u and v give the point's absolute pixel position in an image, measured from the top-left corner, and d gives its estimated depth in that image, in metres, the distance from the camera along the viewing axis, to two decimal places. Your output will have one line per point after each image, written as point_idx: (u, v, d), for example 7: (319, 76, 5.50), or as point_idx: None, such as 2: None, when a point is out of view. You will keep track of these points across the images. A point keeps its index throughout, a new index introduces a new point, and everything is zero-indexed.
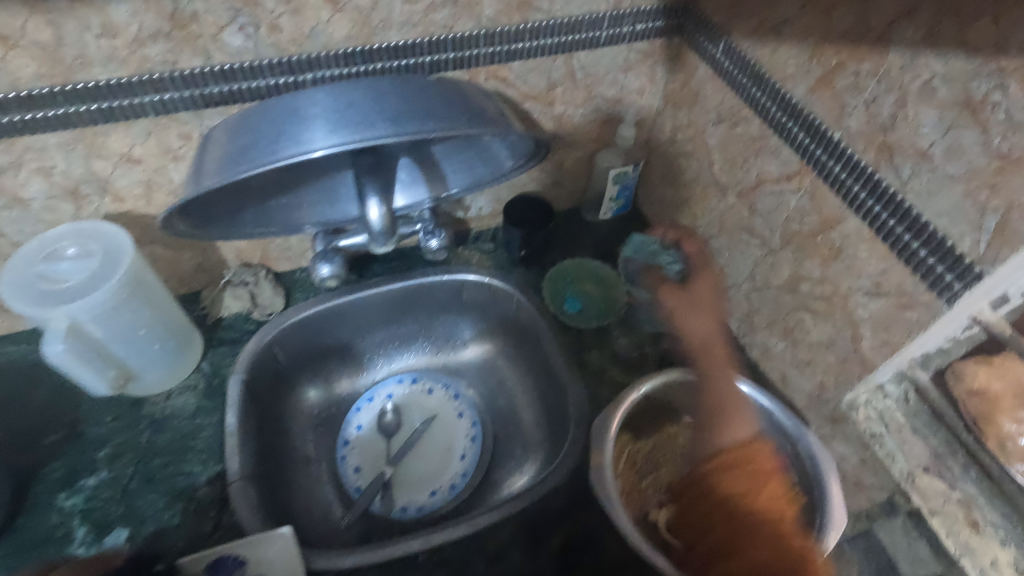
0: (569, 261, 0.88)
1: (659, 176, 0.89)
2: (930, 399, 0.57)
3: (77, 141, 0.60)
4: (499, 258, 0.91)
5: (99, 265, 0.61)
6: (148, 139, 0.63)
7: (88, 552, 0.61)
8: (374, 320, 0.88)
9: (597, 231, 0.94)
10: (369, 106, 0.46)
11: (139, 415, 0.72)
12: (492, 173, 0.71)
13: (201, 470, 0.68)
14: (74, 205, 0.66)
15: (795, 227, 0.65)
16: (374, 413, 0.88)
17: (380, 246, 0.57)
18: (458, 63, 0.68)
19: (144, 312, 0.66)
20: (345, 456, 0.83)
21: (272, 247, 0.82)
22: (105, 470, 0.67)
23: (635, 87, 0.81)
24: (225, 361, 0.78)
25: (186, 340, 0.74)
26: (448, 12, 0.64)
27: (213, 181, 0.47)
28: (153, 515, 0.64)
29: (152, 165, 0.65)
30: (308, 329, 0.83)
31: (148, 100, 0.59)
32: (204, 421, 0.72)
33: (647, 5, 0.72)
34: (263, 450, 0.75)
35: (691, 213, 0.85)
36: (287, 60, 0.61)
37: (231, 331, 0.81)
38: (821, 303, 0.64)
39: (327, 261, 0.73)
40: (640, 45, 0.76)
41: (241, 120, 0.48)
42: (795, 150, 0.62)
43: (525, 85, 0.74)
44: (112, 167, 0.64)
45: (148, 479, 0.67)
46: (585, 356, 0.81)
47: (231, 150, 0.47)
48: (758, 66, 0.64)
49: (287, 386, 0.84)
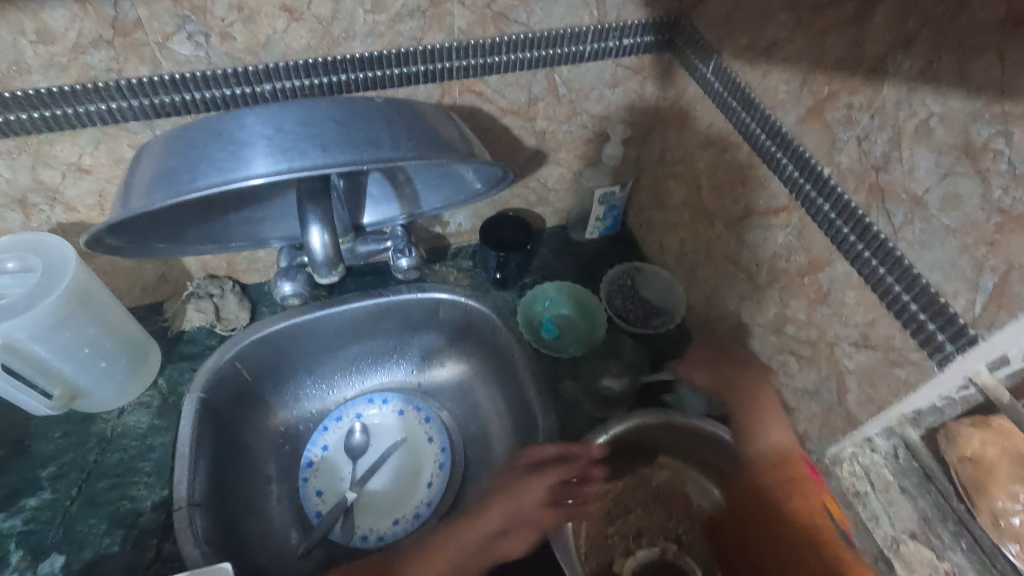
0: (550, 283, 0.84)
1: (648, 197, 0.85)
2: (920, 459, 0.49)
3: (20, 150, 0.58)
4: (477, 277, 0.87)
5: (39, 280, 0.59)
6: (98, 149, 0.60)
7: None
8: (344, 337, 0.85)
9: (582, 253, 0.90)
10: (305, 135, 0.44)
11: (89, 433, 0.69)
12: (463, 194, 0.68)
13: (148, 494, 0.65)
14: (23, 214, 0.63)
15: (782, 264, 0.61)
16: (341, 434, 0.85)
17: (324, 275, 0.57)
18: (428, 76, 0.64)
19: (88, 329, 0.65)
20: (307, 479, 0.80)
21: (239, 259, 0.79)
22: (48, 490, 0.65)
23: (623, 104, 0.77)
24: (183, 377, 0.75)
25: (138, 359, 0.72)
26: (416, 23, 0.60)
27: (137, 205, 0.44)
28: (92, 542, 0.62)
29: (104, 175, 0.62)
30: (273, 345, 0.80)
31: (93, 109, 0.56)
32: (155, 442, 0.69)
33: (634, 19, 0.68)
34: (217, 470, 0.72)
35: (679, 237, 0.80)
36: (242, 70, 0.58)
37: (192, 345, 0.78)
38: (807, 348, 0.60)
39: (288, 279, 0.68)
40: (627, 60, 0.72)
41: (171, 140, 0.46)
42: (783, 182, 0.57)
43: (503, 99, 0.70)
44: (61, 177, 0.61)
45: (91, 502, 0.64)
46: (559, 385, 0.77)
47: (159, 172, 0.45)
48: (748, 90, 0.60)
49: (251, 403, 0.81)
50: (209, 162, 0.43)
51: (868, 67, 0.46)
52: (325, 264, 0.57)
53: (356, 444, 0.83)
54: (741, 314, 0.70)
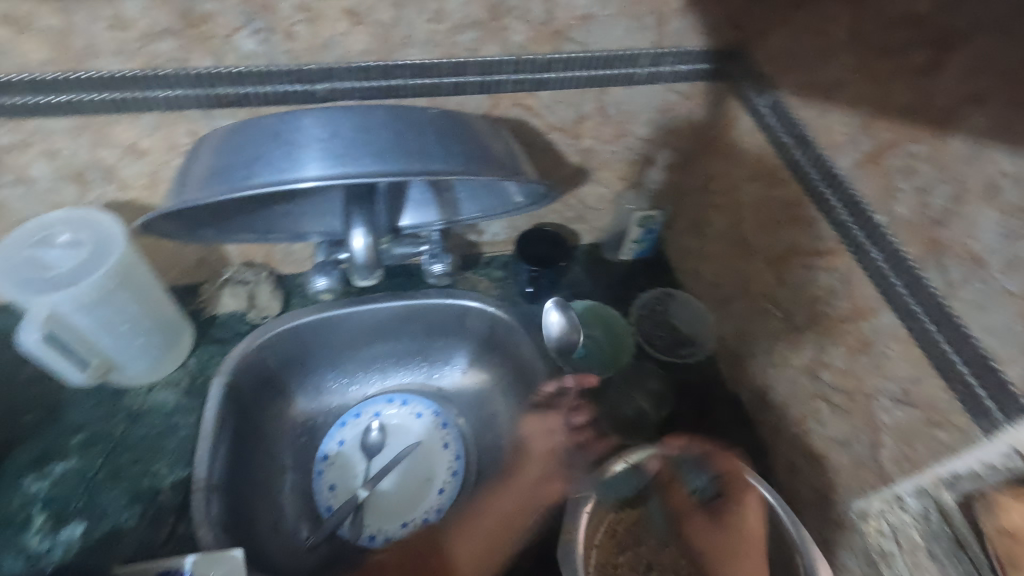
0: (582, 302, 0.83)
1: (687, 225, 0.84)
2: (954, 524, 0.45)
3: (83, 128, 0.60)
4: (507, 288, 0.87)
5: (89, 256, 0.60)
6: (156, 133, 0.62)
7: (43, 542, 0.61)
8: (371, 335, 0.86)
9: (614, 273, 0.90)
10: (360, 141, 0.45)
11: (119, 405, 0.71)
12: (501, 208, 0.69)
13: (169, 472, 0.67)
14: (78, 189, 0.65)
15: (822, 307, 0.59)
16: (359, 430, 0.85)
17: (364, 278, 0.57)
18: (481, 87, 0.64)
19: (131, 306, 0.65)
20: (321, 472, 0.81)
21: (278, 250, 0.81)
22: (75, 458, 0.67)
23: (671, 129, 0.76)
24: (213, 360, 0.77)
25: (172, 337, 0.73)
26: (474, 35, 0.60)
27: (191, 194, 0.45)
28: (112, 514, 0.63)
29: (158, 158, 0.64)
30: (301, 338, 0.81)
31: (155, 95, 0.58)
32: (180, 421, 0.71)
33: (692, 46, 0.67)
34: (236, 454, 0.73)
35: (715, 268, 0.79)
36: (300, 69, 0.59)
37: (224, 330, 0.79)
38: (841, 397, 0.58)
39: (324, 274, 0.70)
40: (680, 86, 0.71)
41: (230, 134, 0.47)
42: (833, 225, 0.56)
43: (552, 115, 0.70)
44: (118, 157, 0.63)
45: (114, 475, 0.66)
46: (580, 406, 0.76)
47: (215, 165, 0.46)
48: (804, 128, 0.59)
49: (274, 391, 0.82)
50: (264, 160, 0.44)
51: (935, 118, 0.44)
52: (365, 266, 0.58)
53: (371, 442, 0.84)
54: (773, 353, 0.68)
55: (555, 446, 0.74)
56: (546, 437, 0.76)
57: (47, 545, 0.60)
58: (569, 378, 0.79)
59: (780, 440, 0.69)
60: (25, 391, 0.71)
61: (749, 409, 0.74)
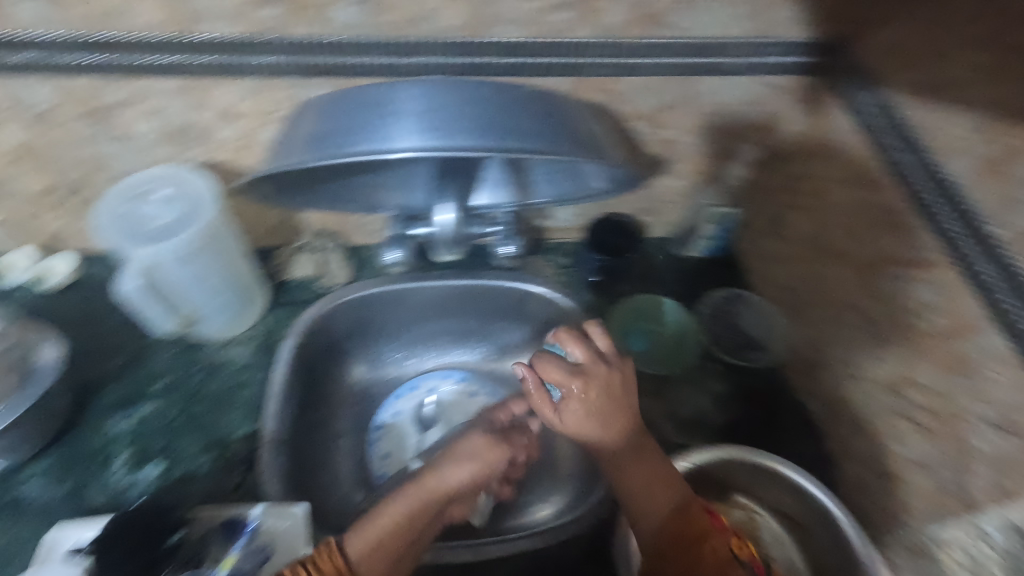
0: (645, 295, 0.82)
1: (764, 225, 0.81)
2: None
3: (185, 89, 0.62)
4: (570, 276, 0.87)
5: (187, 211, 0.64)
6: (251, 98, 0.64)
7: (124, 478, 0.65)
8: (432, 311, 0.87)
9: (682, 270, 0.87)
10: (463, 116, 0.45)
11: (196, 357, 0.75)
12: (578, 192, 0.69)
13: (239, 425, 0.70)
14: (175, 148, 0.68)
15: (914, 321, 0.56)
16: (413, 403, 0.87)
17: None
18: (568, 70, 0.63)
19: (217, 264, 0.69)
20: (376, 441, 0.83)
21: (350, 220, 0.83)
22: (155, 403, 0.71)
23: (757, 123, 0.73)
24: (283, 322, 0.79)
25: (247, 297, 0.76)
26: (568, 15, 0.59)
27: (297, 159, 0.47)
28: (185, 459, 0.67)
29: (250, 123, 0.66)
30: (366, 309, 0.83)
31: (255, 61, 0.60)
32: (251, 377, 0.74)
33: (791, 37, 0.64)
34: (302, 414, 0.76)
35: (792, 271, 0.76)
36: (394, 41, 0.59)
37: (294, 294, 0.82)
38: (927, 417, 0.55)
39: (396, 247, 0.80)
40: (773, 79, 0.68)
41: (335, 100, 0.48)
42: (936, 234, 0.53)
43: (636, 102, 0.69)
44: (214, 119, 0.66)
45: (189, 422, 0.69)
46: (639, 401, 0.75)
47: (320, 131, 0.47)
48: (912, 129, 0.55)
49: (337, 358, 0.85)
50: (369, 130, 0.45)
51: None
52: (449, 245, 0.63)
53: (425, 416, 0.85)
54: (851, 365, 0.65)
55: (488, 464, 0.63)
56: (482, 455, 0.63)
57: (129, 481, 0.64)
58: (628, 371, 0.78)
59: (849, 455, 0.66)
60: (112, 336, 0.75)
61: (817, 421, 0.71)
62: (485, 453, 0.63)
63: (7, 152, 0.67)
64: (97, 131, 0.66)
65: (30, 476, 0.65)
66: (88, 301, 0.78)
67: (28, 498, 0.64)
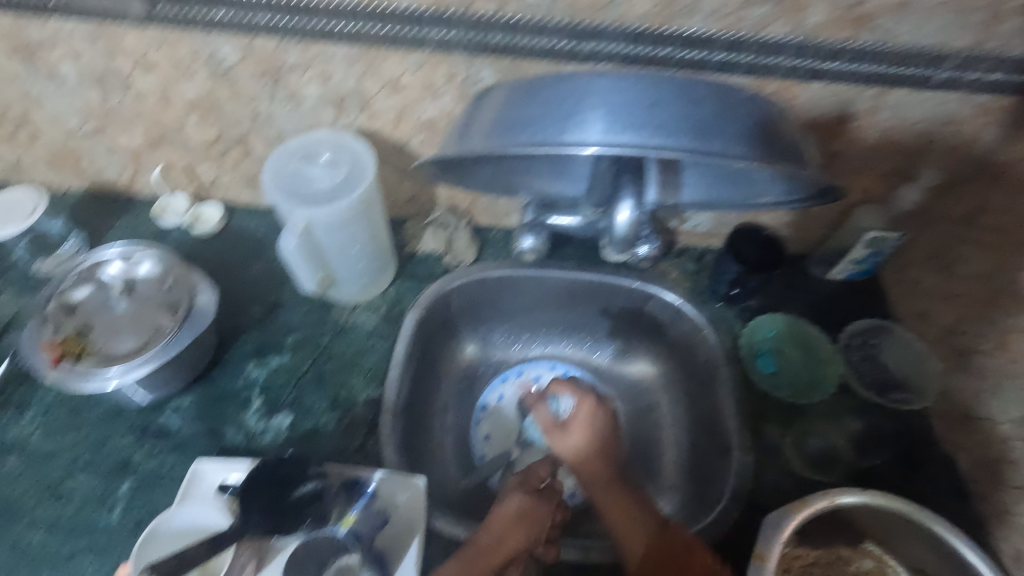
0: (781, 316, 0.78)
1: (928, 256, 0.74)
2: None
3: (359, 58, 0.63)
4: (698, 284, 0.83)
5: (346, 176, 0.65)
6: (419, 71, 0.64)
7: (257, 423, 0.68)
8: (549, 301, 0.86)
9: (820, 291, 0.82)
10: (666, 115, 0.42)
11: (326, 316, 0.77)
12: (742, 200, 0.64)
13: (362, 389, 0.72)
14: (336, 113, 0.70)
15: None
16: (518, 389, 0.87)
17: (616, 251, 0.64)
18: (750, 69, 0.59)
19: (363, 232, 0.70)
20: (479, 422, 0.84)
21: (483, 200, 0.82)
22: (288, 356, 0.74)
23: (944, 143, 0.66)
24: (407, 294, 0.81)
25: (383, 265, 0.78)
26: (766, 10, 0.55)
27: (481, 143, 0.46)
28: (313, 414, 0.69)
29: (412, 96, 0.67)
30: (486, 289, 0.83)
31: (432, 34, 0.59)
32: (375, 343, 0.76)
33: (1015, 53, 0.57)
34: (417, 385, 0.78)
35: (957, 313, 0.69)
36: (575, 25, 0.57)
37: (420, 267, 0.83)
38: None
39: (531, 234, 0.75)
40: (979, 97, 0.61)
41: (526, 87, 0.46)
42: None
43: (813, 109, 0.64)
44: (378, 89, 0.66)
45: (317, 378, 0.72)
46: (762, 425, 0.71)
47: (510, 117, 0.45)
48: None
49: (451, 335, 0.86)
50: (564, 120, 0.43)
51: None
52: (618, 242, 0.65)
53: (529, 404, 0.86)
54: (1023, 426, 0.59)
55: (525, 511, 0.59)
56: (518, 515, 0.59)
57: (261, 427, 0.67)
58: (754, 392, 0.74)
59: (1004, 524, 0.60)
60: (253, 286, 0.79)
61: (967, 479, 0.65)
62: (531, 512, 0.59)
63: (187, 103, 0.71)
64: (267, 90, 0.68)
65: (176, 407, 0.70)
66: (233, 249, 0.83)
67: (174, 427, 0.68)
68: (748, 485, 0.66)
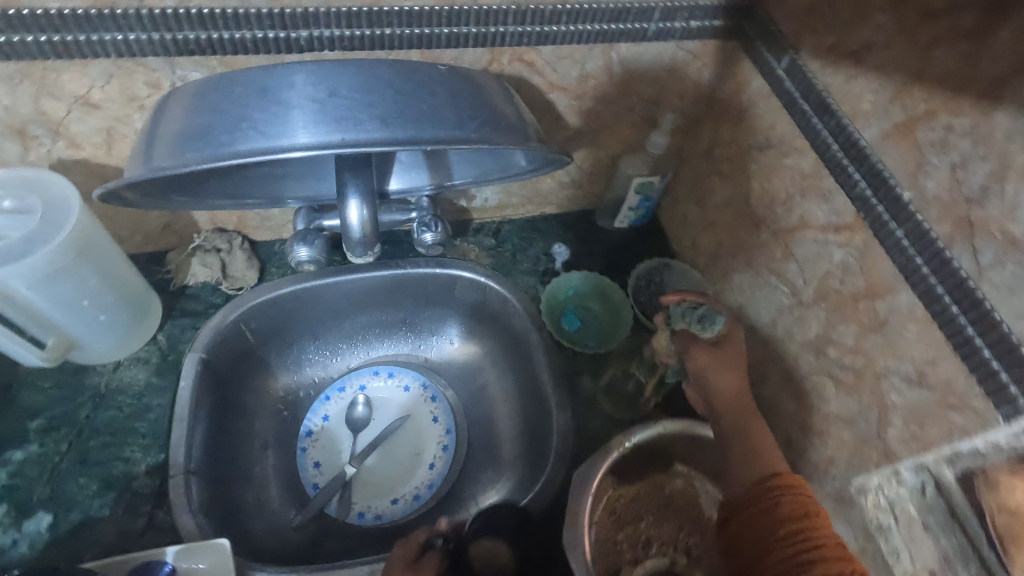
0: (577, 272, 0.80)
1: (687, 192, 0.81)
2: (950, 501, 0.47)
3: (22, 76, 0.52)
4: (500, 259, 0.83)
5: (38, 224, 0.54)
6: (110, 83, 0.54)
7: (4, 538, 0.56)
8: (354, 306, 0.80)
9: (610, 241, 0.87)
10: (363, 101, 0.38)
11: (82, 385, 0.65)
12: (500, 170, 0.63)
13: (143, 457, 0.62)
14: (21, 145, 0.57)
15: (834, 284, 0.58)
16: (343, 405, 0.81)
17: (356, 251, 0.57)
18: (479, 38, 0.59)
19: (88, 281, 0.60)
20: (306, 449, 0.77)
21: (252, 214, 0.74)
22: (36, 444, 0.61)
23: (676, 90, 0.72)
24: (183, 335, 0.71)
25: (141, 314, 0.68)
26: None
27: (164, 161, 0.38)
28: (82, 503, 0.59)
29: (113, 113, 0.57)
30: (280, 308, 0.75)
31: (108, 38, 0.50)
32: (152, 401, 0.66)
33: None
34: (217, 432, 0.69)
35: (716, 239, 0.76)
36: (278, 12, 0.52)
37: (195, 302, 0.73)
38: (849, 374, 0.57)
39: (304, 243, 0.65)
40: (691, 44, 0.67)
41: (200, 91, 0.39)
42: (850, 198, 0.54)
43: (551, 73, 0.65)
44: (66, 110, 0.55)
45: (82, 461, 0.61)
46: (577, 380, 0.74)
47: (190, 130, 0.38)
48: (825, 93, 0.55)
49: (252, 368, 0.77)
50: (249, 121, 0.37)
51: (980, 88, 0.42)
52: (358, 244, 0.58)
53: (357, 417, 0.79)
54: (775, 327, 0.67)
55: None
56: None
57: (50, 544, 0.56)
58: (563, 350, 0.76)
59: (776, 414, 0.67)
60: None
61: None
62: None
63: None
64: None
65: None
66: None
67: None
68: (552, 495, 0.64)
